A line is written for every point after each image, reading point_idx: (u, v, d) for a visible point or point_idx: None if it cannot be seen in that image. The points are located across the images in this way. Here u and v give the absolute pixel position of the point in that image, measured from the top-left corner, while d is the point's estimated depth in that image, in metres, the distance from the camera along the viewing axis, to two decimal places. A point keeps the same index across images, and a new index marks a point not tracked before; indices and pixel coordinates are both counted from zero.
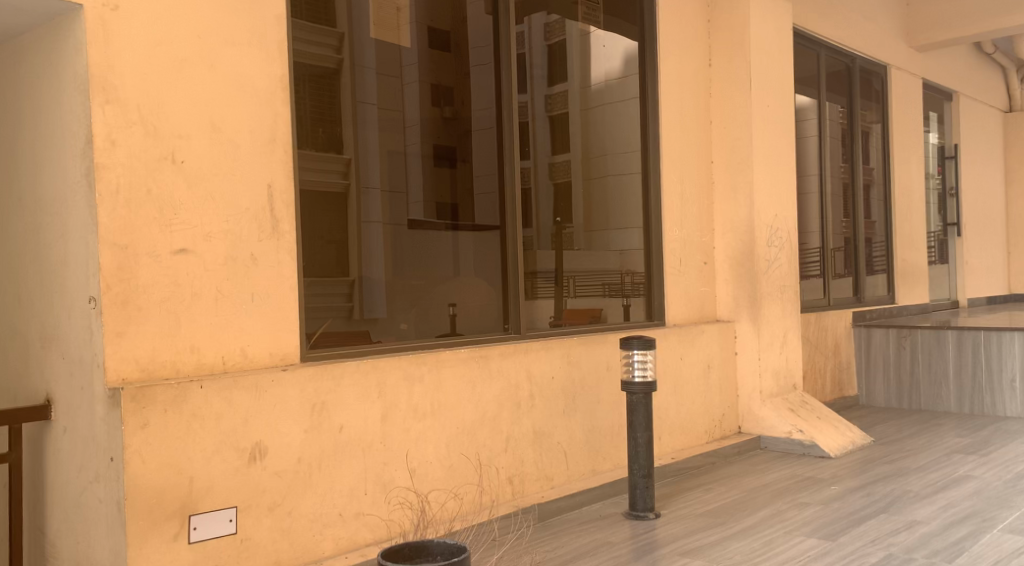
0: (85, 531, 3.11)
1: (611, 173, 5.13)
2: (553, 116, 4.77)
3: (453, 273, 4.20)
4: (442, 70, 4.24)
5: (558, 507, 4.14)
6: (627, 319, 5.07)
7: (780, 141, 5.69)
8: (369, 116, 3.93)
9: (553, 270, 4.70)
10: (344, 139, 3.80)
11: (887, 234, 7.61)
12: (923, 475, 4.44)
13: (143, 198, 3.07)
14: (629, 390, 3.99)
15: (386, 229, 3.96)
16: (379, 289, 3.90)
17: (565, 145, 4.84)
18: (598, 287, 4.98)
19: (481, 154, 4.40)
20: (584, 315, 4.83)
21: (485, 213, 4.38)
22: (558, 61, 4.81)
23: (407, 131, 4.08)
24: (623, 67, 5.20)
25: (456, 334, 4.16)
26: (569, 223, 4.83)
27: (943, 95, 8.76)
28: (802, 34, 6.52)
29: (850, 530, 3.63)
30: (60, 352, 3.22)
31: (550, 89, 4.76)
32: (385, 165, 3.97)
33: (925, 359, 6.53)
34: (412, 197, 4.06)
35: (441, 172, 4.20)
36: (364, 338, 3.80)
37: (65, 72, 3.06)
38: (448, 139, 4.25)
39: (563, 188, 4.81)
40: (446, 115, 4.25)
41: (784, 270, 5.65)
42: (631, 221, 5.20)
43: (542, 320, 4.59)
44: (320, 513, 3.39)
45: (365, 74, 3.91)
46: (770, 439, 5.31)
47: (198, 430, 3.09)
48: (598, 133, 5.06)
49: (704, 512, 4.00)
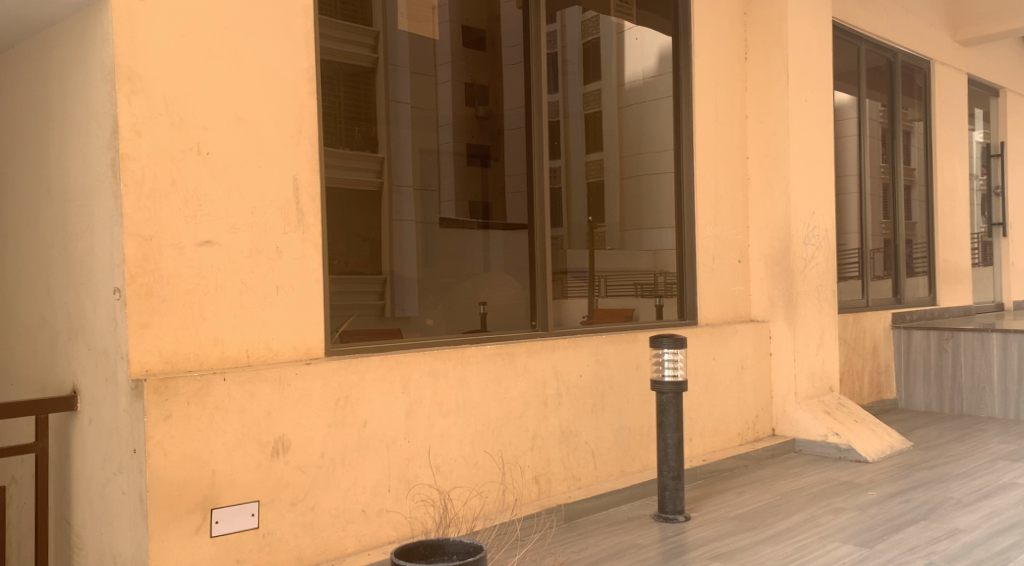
0: (109, 522, 3.10)
1: (642, 173, 5.01)
2: (587, 115, 4.68)
3: (483, 268, 4.14)
4: (476, 68, 4.19)
5: (585, 508, 4.06)
6: (660, 319, 4.96)
7: (818, 137, 5.56)
8: (402, 114, 3.90)
9: (585, 269, 4.62)
10: (378, 137, 3.78)
11: (929, 235, 7.40)
12: (965, 482, 4.29)
13: (167, 188, 3.05)
14: (659, 390, 3.91)
15: (417, 227, 3.92)
16: (409, 285, 3.87)
17: (598, 145, 4.75)
18: (630, 287, 4.87)
19: (515, 154, 4.32)
20: (615, 315, 4.73)
21: (518, 212, 4.31)
22: (592, 59, 4.72)
23: (440, 129, 4.02)
24: (655, 66, 5.09)
25: (487, 332, 4.08)
26: (601, 223, 4.74)
27: (989, 91, 8.49)
28: (841, 28, 6.38)
29: (889, 537, 3.51)
30: (85, 343, 3.21)
31: (584, 87, 4.67)
32: (417, 163, 3.93)
33: (967, 363, 6.33)
34: (444, 196, 4.02)
35: (473, 170, 4.14)
36: (396, 335, 3.76)
37: (92, 63, 3.06)
38: (482, 137, 4.18)
39: (596, 187, 4.73)
40: (480, 114, 4.19)
41: (821, 269, 5.51)
42: (664, 221, 5.08)
43: (572, 318, 4.48)
44: (343, 509, 3.35)
45: (398, 73, 3.88)
46: (805, 442, 5.19)
47: (220, 423, 3.06)
48: (630, 132, 4.95)
49: (737, 516, 3.90)
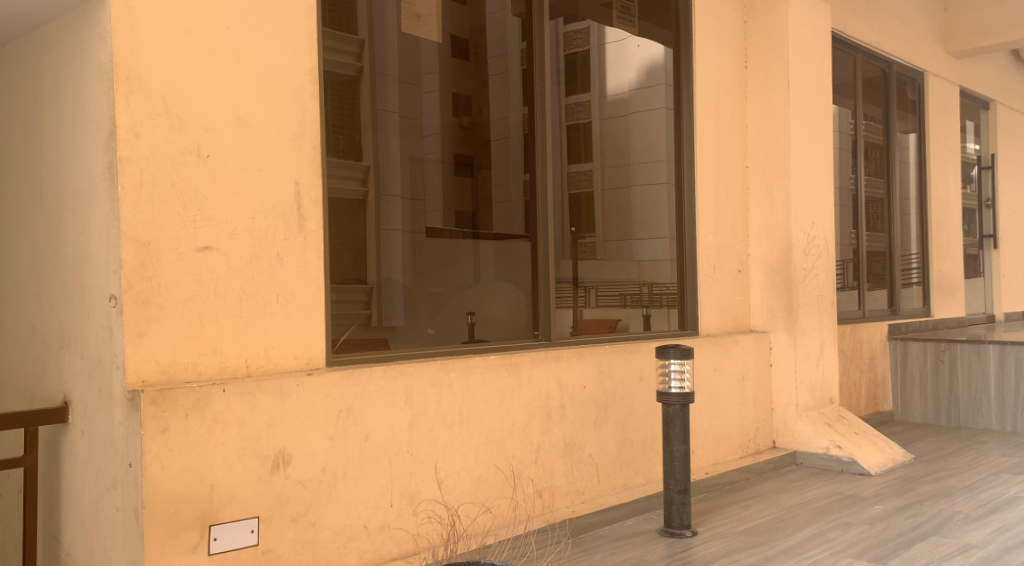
0: (102, 539, 2.97)
1: (628, 184, 4.83)
2: (570, 127, 4.49)
3: (473, 281, 3.99)
4: (461, 78, 4.03)
5: (590, 523, 3.97)
6: (648, 329, 4.84)
7: (817, 146, 5.52)
8: (391, 122, 3.76)
9: (571, 278, 4.44)
10: (363, 145, 3.64)
11: (923, 247, 7.41)
12: (971, 495, 4.25)
13: (166, 191, 2.94)
14: (666, 402, 3.84)
15: (405, 237, 3.76)
16: (395, 295, 3.71)
17: (585, 155, 4.57)
18: (614, 298, 4.67)
19: (500, 163, 4.17)
20: (602, 325, 4.57)
21: (506, 222, 4.16)
22: (576, 72, 4.54)
23: (426, 138, 3.88)
24: (641, 77, 4.92)
25: (478, 344, 3.94)
26: (587, 234, 4.55)
27: (980, 104, 8.54)
28: (839, 38, 6.37)
29: (901, 553, 3.45)
30: (78, 352, 3.09)
31: (567, 99, 4.49)
32: (406, 172, 3.79)
33: (964, 375, 6.32)
34: (430, 205, 3.86)
35: (461, 180, 3.99)
36: (383, 346, 3.62)
37: (89, 63, 2.95)
38: (465, 147, 4.02)
39: (584, 199, 4.55)
40: (464, 124, 4.02)
41: (821, 279, 5.47)
42: (654, 232, 4.93)
43: (563, 329, 4.33)
44: (345, 525, 3.24)
45: (386, 82, 3.74)
46: (807, 455, 5.13)
47: (220, 435, 2.95)
48: (617, 141, 4.75)
49: (744, 531, 3.83)
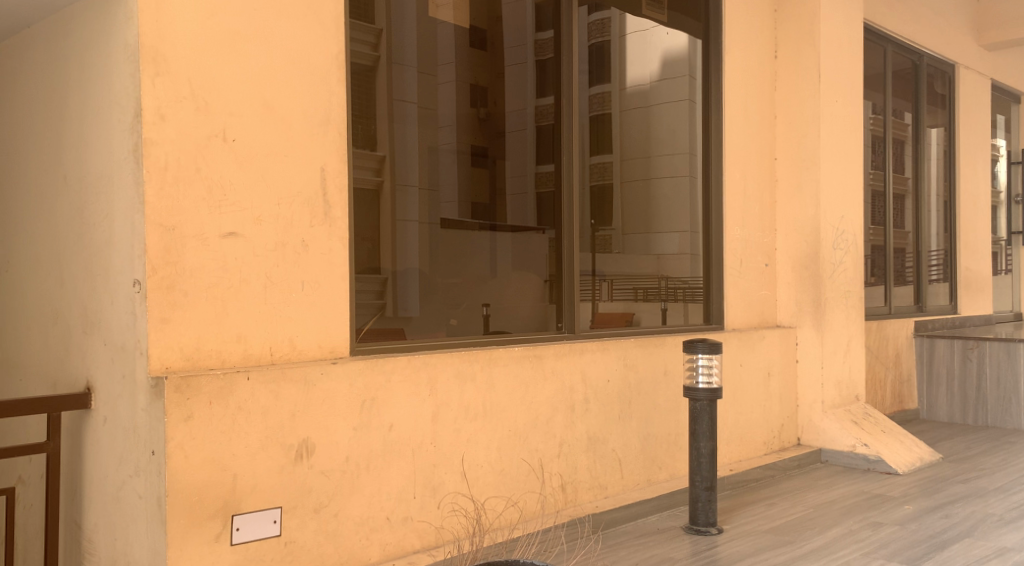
0: (124, 527, 2.93)
1: (649, 178, 4.75)
2: (592, 118, 4.39)
3: (491, 272, 3.92)
4: (479, 69, 3.97)
5: (613, 519, 3.92)
6: (666, 323, 4.70)
7: (848, 139, 5.42)
8: (409, 111, 3.69)
9: (590, 271, 4.34)
10: (378, 135, 3.56)
11: (950, 243, 7.31)
12: (1003, 497, 4.17)
13: (191, 176, 2.89)
14: (693, 397, 3.77)
15: (421, 228, 3.70)
16: (410, 285, 3.65)
17: (605, 148, 4.46)
18: (631, 291, 4.57)
19: (515, 155, 4.08)
20: (619, 319, 4.47)
21: (524, 214, 4.08)
22: (599, 62, 4.43)
23: (441, 129, 3.80)
24: (660, 70, 4.80)
25: (496, 336, 3.86)
26: (606, 226, 4.45)
27: (1011, 97, 8.41)
28: (870, 30, 6.27)
29: (935, 556, 3.37)
30: (101, 338, 3.05)
31: (589, 89, 4.37)
32: (424, 164, 3.73)
33: (993, 374, 6.22)
34: (444, 196, 3.78)
35: (478, 172, 3.92)
36: (400, 336, 3.56)
37: (114, 45, 2.91)
38: (482, 139, 3.95)
39: (604, 192, 4.45)
40: (481, 116, 3.96)
41: (850, 274, 5.39)
42: (675, 226, 4.85)
43: (583, 322, 4.25)
44: (367, 516, 3.19)
45: (404, 72, 3.68)
46: (832, 452, 5.06)
47: (243, 424, 2.91)
48: (640, 134, 4.69)
49: (771, 529, 3.76)
